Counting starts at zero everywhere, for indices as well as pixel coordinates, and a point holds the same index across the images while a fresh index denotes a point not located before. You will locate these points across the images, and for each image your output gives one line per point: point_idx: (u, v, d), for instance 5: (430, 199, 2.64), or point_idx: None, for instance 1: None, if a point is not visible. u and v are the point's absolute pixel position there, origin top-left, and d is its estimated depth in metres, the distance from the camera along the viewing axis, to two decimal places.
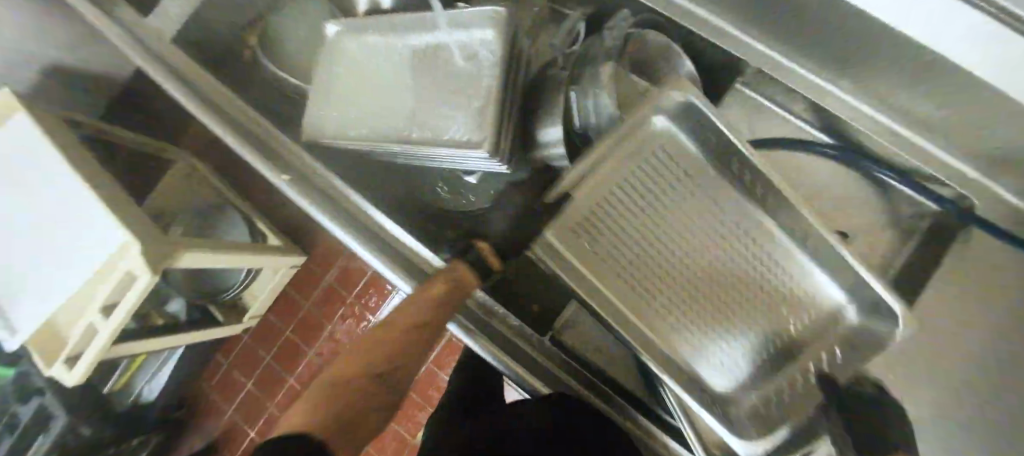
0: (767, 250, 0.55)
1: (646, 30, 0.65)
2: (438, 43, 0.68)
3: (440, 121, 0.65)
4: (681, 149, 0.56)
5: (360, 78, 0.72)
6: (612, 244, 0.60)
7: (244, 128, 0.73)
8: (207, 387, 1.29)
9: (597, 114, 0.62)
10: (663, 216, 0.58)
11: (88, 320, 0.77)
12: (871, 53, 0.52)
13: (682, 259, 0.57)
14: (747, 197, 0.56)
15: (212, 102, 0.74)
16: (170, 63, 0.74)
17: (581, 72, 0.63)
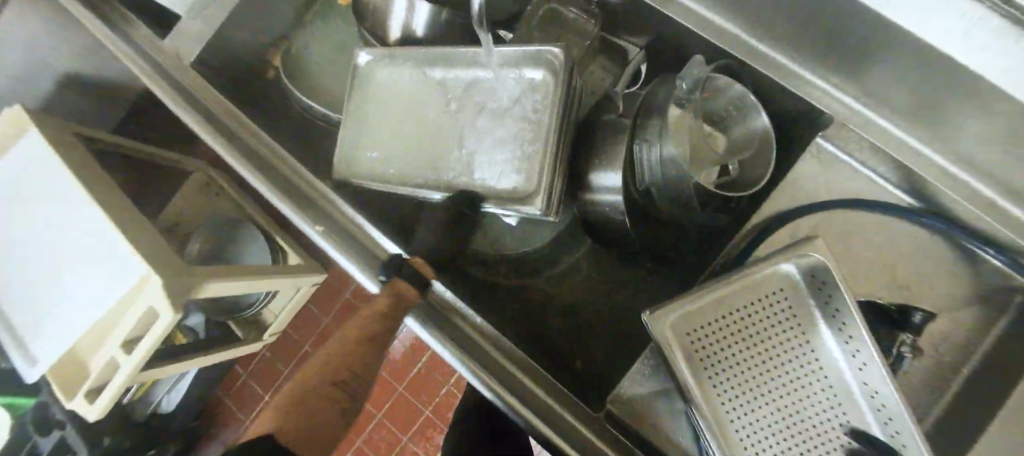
0: (845, 403, 0.53)
1: (722, 74, 0.57)
2: (484, 80, 0.66)
3: (495, 168, 0.63)
4: (797, 282, 0.55)
5: (401, 109, 0.70)
6: (716, 382, 0.55)
7: (262, 156, 0.69)
8: (225, 399, 1.27)
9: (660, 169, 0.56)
10: (774, 379, 0.54)
11: (111, 354, 0.73)
12: (964, 108, 0.46)
13: (777, 429, 0.53)
14: (856, 384, 0.52)
15: (229, 130, 0.69)
16: (186, 87, 0.70)
17: (641, 121, 0.57)
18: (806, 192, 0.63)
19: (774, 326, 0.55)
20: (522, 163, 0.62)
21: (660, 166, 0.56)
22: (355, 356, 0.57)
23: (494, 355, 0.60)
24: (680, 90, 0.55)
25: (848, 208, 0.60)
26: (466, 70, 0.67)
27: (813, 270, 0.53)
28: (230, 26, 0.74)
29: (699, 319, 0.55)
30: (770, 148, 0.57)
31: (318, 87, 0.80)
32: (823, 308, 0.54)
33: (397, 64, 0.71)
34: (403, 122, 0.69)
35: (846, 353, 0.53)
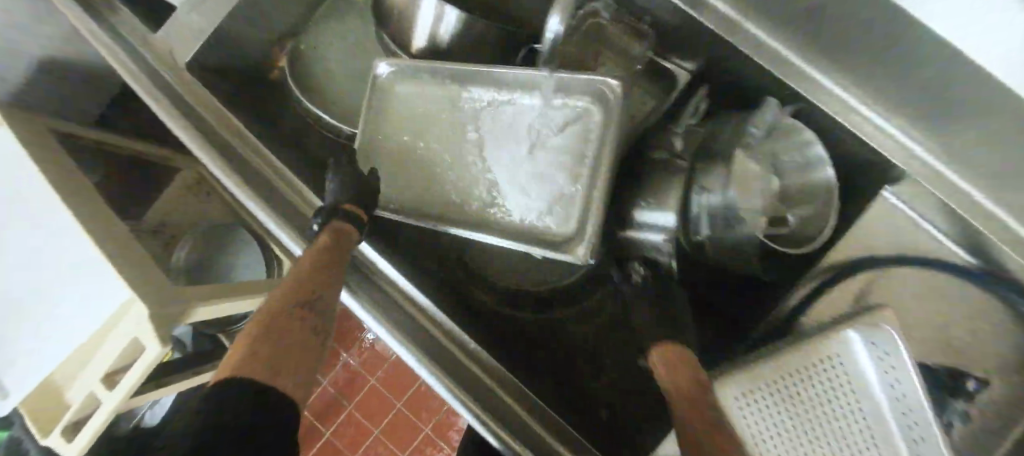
0: None
1: (798, 122, 0.53)
2: (523, 103, 0.60)
3: (532, 207, 0.59)
4: (850, 343, 0.49)
5: (430, 130, 0.65)
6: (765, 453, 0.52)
7: (270, 182, 0.65)
8: None
9: (720, 220, 0.50)
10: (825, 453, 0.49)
11: (90, 390, 0.66)
12: None
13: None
14: (904, 441, 0.48)
15: (235, 153, 0.65)
16: (189, 105, 0.66)
17: (701, 164, 0.51)
18: (861, 243, 0.59)
19: (828, 385, 0.50)
20: (563, 204, 0.58)
21: (719, 209, 0.50)
22: (311, 280, 0.54)
23: (507, 401, 0.58)
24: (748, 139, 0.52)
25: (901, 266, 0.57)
26: (502, 91, 0.61)
27: (874, 338, 0.48)
28: (233, 34, 0.68)
29: (751, 378, 0.52)
30: (833, 202, 0.54)
31: (330, 99, 0.74)
32: (881, 380, 0.48)
33: (429, 77, 0.64)
34: (434, 145, 0.65)
35: (898, 413, 0.48)
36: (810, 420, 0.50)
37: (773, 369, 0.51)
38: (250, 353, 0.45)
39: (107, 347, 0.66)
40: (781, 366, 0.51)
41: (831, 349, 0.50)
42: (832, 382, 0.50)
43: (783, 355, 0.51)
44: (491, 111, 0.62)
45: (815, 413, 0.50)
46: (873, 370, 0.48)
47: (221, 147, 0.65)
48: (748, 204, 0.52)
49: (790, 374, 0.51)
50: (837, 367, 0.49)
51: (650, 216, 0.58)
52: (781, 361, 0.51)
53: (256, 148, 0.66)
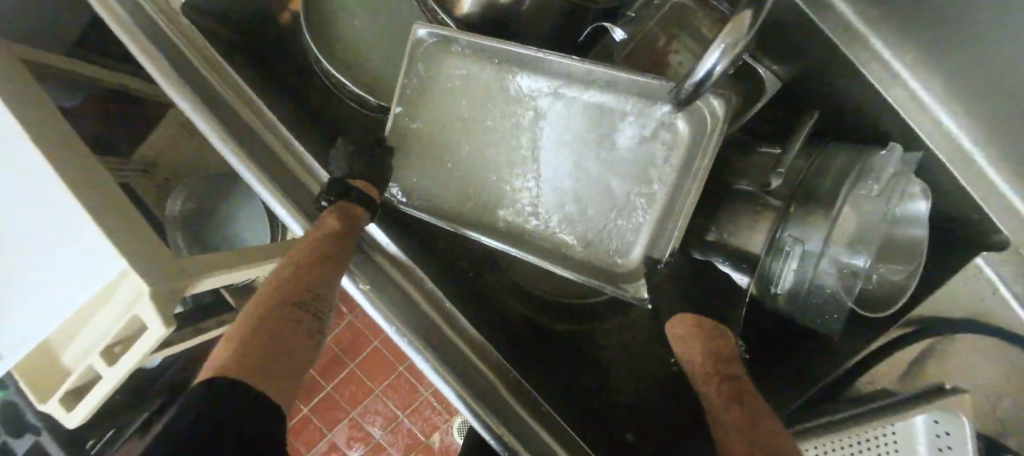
0: None
1: (915, 179, 0.46)
2: (592, 102, 0.51)
3: (585, 227, 0.53)
4: (916, 419, 0.48)
5: (473, 116, 0.55)
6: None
7: (278, 156, 0.56)
8: None
9: (803, 278, 0.46)
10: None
11: (88, 363, 0.62)
12: None
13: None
14: None
15: (237, 118, 0.56)
16: (183, 54, 0.55)
17: (800, 210, 0.45)
18: (932, 300, 0.55)
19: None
20: (624, 229, 0.52)
21: (816, 252, 0.44)
22: (306, 268, 0.48)
23: (533, 425, 0.54)
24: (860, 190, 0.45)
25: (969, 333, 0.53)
26: (567, 84, 0.51)
27: (936, 415, 0.47)
28: None
29: (813, 438, 0.52)
30: (920, 265, 0.47)
31: (350, 57, 0.63)
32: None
33: (478, 51, 0.54)
34: (478, 135, 0.55)
35: None
36: None
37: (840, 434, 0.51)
38: (243, 351, 0.40)
39: (105, 321, 0.60)
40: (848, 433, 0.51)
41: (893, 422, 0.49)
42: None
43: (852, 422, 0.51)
44: (551, 104, 0.52)
45: None
46: (928, 450, 0.47)
47: (222, 111, 0.55)
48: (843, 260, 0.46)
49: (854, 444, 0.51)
50: (897, 441, 0.49)
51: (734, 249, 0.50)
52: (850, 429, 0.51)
53: (263, 114, 0.57)
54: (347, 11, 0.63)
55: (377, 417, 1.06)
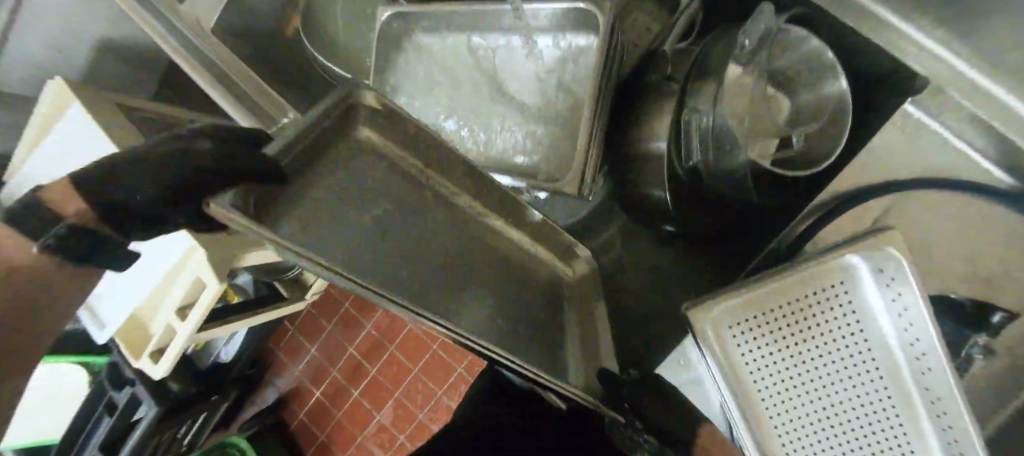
0: (882, 361, 0.52)
1: (795, 29, 0.50)
2: (523, 43, 0.61)
3: (531, 148, 0.60)
4: (871, 257, 0.49)
5: (441, 77, 0.65)
6: (753, 362, 0.56)
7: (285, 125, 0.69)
8: (275, 349, 1.26)
9: (714, 140, 0.50)
10: (819, 371, 0.53)
11: (167, 322, 0.77)
12: None
13: (825, 413, 0.54)
14: (895, 337, 0.51)
15: (256, 105, 0.70)
16: (213, 62, 0.71)
17: (694, 84, 0.51)
18: (877, 164, 0.57)
19: (835, 289, 0.52)
20: (562, 147, 0.58)
21: (713, 128, 0.49)
22: None
23: None
24: (741, 51, 0.50)
25: (932, 188, 0.54)
26: (505, 32, 0.61)
27: (882, 265, 0.49)
28: None
29: (767, 291, 0.53)
30: (847, 115, 0.50)
31: (343, 52, 0.77)
32: (888, 307, 0.51)
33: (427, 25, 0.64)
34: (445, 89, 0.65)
35: (900, 323, 0.50)
36: (811, 319, 0.53)
37: (795, 285, 0.52)
38: None
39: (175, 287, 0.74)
40: (798, 272, 0.51)
41: (843, 268, 0.51)
42: (833, 287, 0.52)
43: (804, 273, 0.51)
44: (496, 51, 0.62)
45: (813, 316, 0.53)
46: (879, 296, 0.51)
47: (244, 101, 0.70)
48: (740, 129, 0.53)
49: (809, 290, 0.52)
50: (842, 276, 0.51)
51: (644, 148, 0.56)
52: (797, 277, 0.52)
53: (274, 101, 0.71)
54: (336, 17, 0.78)
55: (419, 396, 1.14)
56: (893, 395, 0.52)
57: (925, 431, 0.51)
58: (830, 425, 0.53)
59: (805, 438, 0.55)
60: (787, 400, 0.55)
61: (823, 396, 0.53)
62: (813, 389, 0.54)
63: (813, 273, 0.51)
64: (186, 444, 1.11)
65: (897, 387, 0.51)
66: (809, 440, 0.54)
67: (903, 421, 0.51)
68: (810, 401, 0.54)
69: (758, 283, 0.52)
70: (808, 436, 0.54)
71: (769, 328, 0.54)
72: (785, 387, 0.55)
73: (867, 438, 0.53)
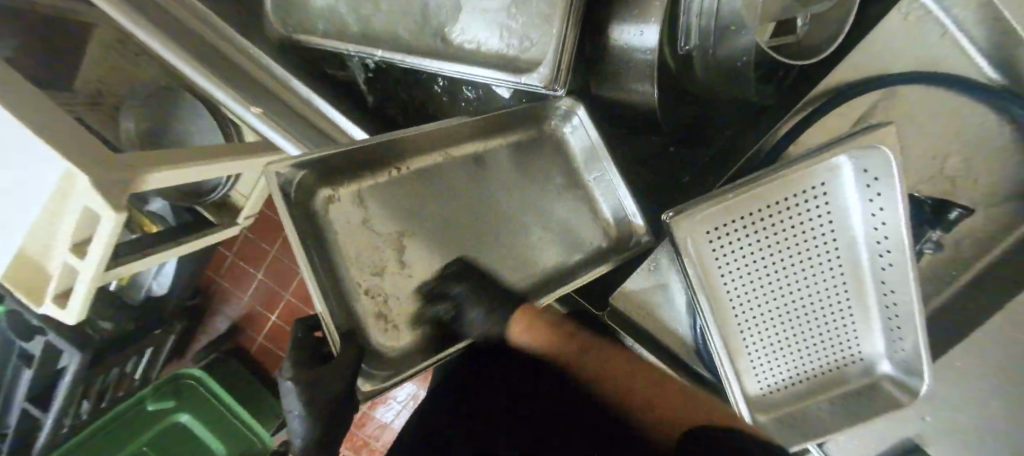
0: (845, 257, 0.53)
1: None
2: None
3: (500, 35, 0.50)
4: (864, 153, 0.46)
5: None
6: (725, 273, 0.54)
7: (195, 39, 0.60)
8: (217, 276, 1.16)
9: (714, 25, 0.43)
10: (791, 271, 0.53)
11: (61, 259, 0.62)
12: None
13: (791, 309, 0.55)
14: (862, 233, 0.52)
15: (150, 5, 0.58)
16: None
17: None
18: (870, 59, 0.57)
19: (816, 191, 0.50)
20: (534, 33, 0.48)
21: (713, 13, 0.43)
22: None
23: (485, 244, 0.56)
24: None
25: (933, 85, 0.55)
26: None
27: (868, 165, 0.48)
28: None
29: (753, 195, 0.49)
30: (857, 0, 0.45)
31: None
32: (863, 208, 0.50)
33: None
34: None
35: (872, 222, 0.50)
36: (791, 222, 0.51)
37: (780, 187, 0.49)
38: None
39: (64, 215, 0.59)
40: (787, 173, 0.48)
41: (829, 167, 0.49)
42: (815, 189, 0.50)
43: (791, 174, 0.48)
44: None
45: (793, 218, 0.51)
46: (856, 196, 0.50)
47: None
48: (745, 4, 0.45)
49: (793, 194, 0.50)
50: (825, 177, 0.50)
51: (623, 37, 0.48)
52: (784, 180, 0.49)
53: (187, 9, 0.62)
54: None
55: None
56: (851, 286, 0.54)
57: (869, 314, 0.56)
58: (794, 319, 0.55)
59: (769, 332, 0.57)
60: (758, 299, 0.55)
61: (792, 293, 0.54)
62: (784, 288, 0.54)
63: (798, 176, 0.49)
64: (138, 377, 1.03)
65: (855, 279, 0.54)
66: (771, 333, 0.56)
67: (853, 308, 0.55)
68: (779, 299, 0.55)
69: (748, 189, 0.48)
70: (771, 330, 0.56)
71: (750, 232, 0.52)
72: (758, 287, 0.55)
73: (821, 326, 0.56)
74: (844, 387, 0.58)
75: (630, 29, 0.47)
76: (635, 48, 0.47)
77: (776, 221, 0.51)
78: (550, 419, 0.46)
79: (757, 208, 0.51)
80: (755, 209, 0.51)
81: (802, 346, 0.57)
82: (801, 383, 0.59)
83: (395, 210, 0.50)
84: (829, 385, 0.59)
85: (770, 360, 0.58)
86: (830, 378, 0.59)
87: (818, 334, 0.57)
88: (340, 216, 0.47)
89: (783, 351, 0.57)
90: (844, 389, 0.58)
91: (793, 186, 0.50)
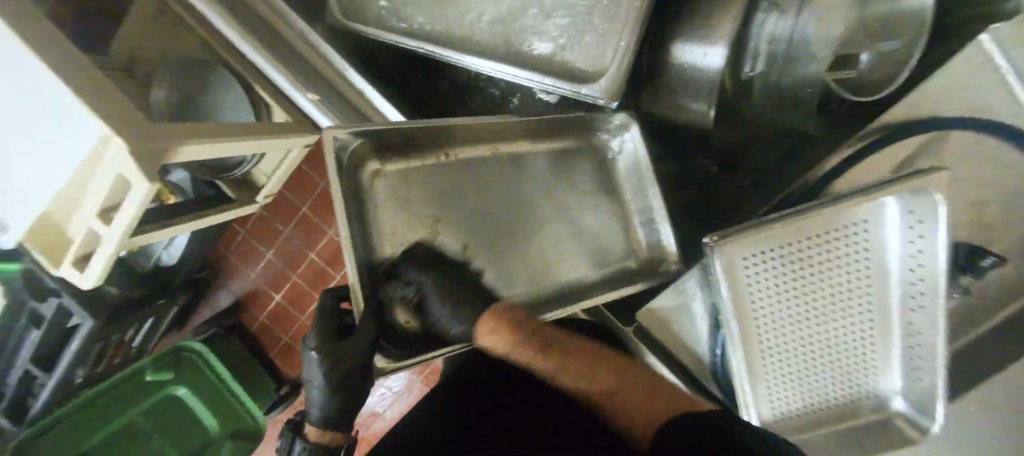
0: (877, 295, 0.54)
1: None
2: None
3: (563, 33, 0.49)
4: (911, 193, 0.49)
5: None
6: (761, 307, 0.53)
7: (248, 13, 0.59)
8: (225, 251, 1.15)
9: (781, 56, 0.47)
10: (828, 302, 0.53)
11: (87, 227, 0.55)
12: None
13: (820, 343, 0.55)
14: (896, 273, 0.53)
15: None
16: None
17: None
18: (921, 98, 0.58)
19: (859, 227, 0.51)
20: (598, 38, 0.48)
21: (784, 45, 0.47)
22: None
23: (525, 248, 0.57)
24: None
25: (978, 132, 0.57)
26: None
27: (912, 206, 0.50)
28: None
29: (801, 224, 0.50)
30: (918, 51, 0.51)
31: None
32: (901, 248, 0.52)
33: None
34: None
35: (908, 262, 0.52)
36: (831, 255, 0.52)
37: (827, 219, 0.50)
38: None
39: (90, 180, 0.51)
40: (837, 205, 0.49)
41: (874, 205, 0.51)
42: (858, 225, 0.51)
43: (840, 208, 0.50)
44: None
45: (834, 252, 0.52)
46: (896, 236, 0.52)
47: None
48: (802, 37, 0.46)
49: (837, 227, 0.51)
50: (869, 214, 0.51)
51: (686, 55, 0.48)
52: (831, 213, 0.50)
53: None
54: None
55: None
56: (878, 324, 0.55)
57: (890, 352, 0.56)
58: (822, 354, 0.55)
59: (798, 367, 0.56)
60: (792, 334, 0.54)
61: (823, 328, 0.54)
62: (817, 322, 0.54)
63: (845, 210, 0.50)
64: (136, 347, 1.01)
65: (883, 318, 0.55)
66: (798, 366, 0.55)
67: (877, 346, 0.56)
68: (810, 334, 0.54)
69: (797, 217, 0.49)
70: (800, 365, 0.55)
71: (791, 263, 0.52)
72: (794, 322, 0.54)
73: (845, 362, 0.56)
74: (859, 424, 0.58)
75: (691, 48, 0.48)
76: (697, 69, 0.48)
77: (818, 254, 0.52)
78: (528, 420, 0.48)
79: (802, 239, 0.51)
80: (801, 239, 0.51)
81: (827, 382, 0.57)
82: (819, 420, 0.58)
83: (434, 197, 0.49)
84: (846, 422, 0.58)
85: (795, 396, 0.57)
86: (848, 416, 0.58)
87: (841, 370, 0.57)
88: (390, 204, 0.46)
89: (807, 386, 0.57)
90: (858, 426, 0.59)
91: (839, 220, 0.51)
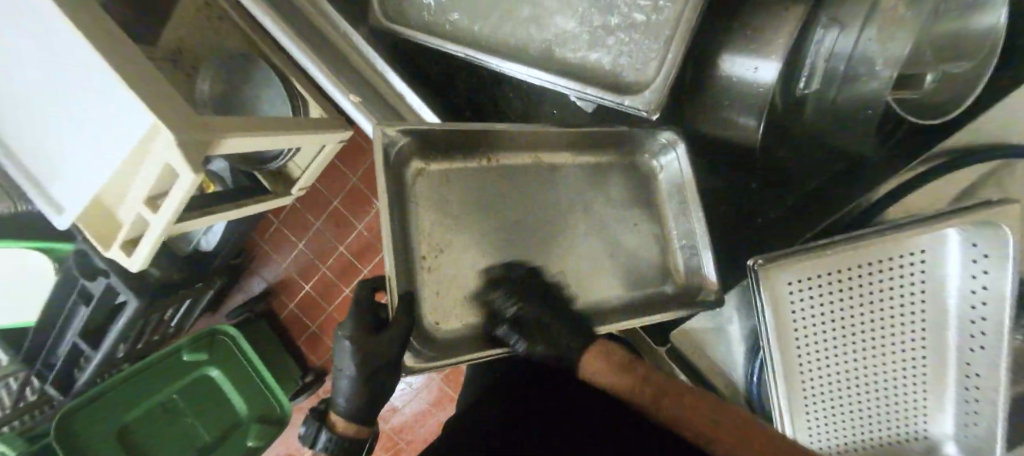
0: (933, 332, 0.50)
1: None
2: None
3: (607, 43, 0.48)
4: (975, 225, 0.46)
5: None
6: (803, 336, 0.50)
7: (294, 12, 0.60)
8: (261, 240, 1.18)
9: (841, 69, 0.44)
10: (879, 336, 0.50)
11: (135, 213, 0.57)
12: None
13: (867, 379, 0.51)
14: (955, 310, 0.50)
15: None
16: None
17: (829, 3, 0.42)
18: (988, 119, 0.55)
19: (917, 258, 0.48)
20: (643, 48, 0.46)
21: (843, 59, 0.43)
22: None
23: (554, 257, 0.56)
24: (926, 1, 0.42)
25: None
26: None
27: (977, 240, 0.47)
28: None
29: (852, 253, 0.47)
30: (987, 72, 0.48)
31: None
32: (962, 283, 0.49)
33: None
34: None
35: (969, 299, 0.49)
36: (884, 288, 0.49)
37: (882, 249, 0.47)
38: None
39: (138, 169, 0.53)
40: (894, 235, 0.46)
41: (935, 236, 0.48)
42: (916, 256, 0.48)
43: (896, 238, 0.47)
44: None
45: (887, 285, 0.49)
46: (956, 271, 0.49)
47: None
48: (864, 53, 0.43)
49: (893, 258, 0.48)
50: (929, 246, 0.48)
51: (737, 69, 0.46)
52: (887, 243, 0.47)
53: None
54: None
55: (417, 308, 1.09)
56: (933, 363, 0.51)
57: (945, 395, 0.52)
58: (869, 391, 0.52)
59: (841, 403, 0.52)
60: (836, 368, 0.51)
61: (871, 364, 0.51)
62: (865, 357, 0.51)
63: (903, 240, 0.47)
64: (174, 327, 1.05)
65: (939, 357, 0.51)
66: (843, 402, 0.52)
67: (931, 386, 0.52)
68: (857, 369, 0.51)
69: (849, 245, 0.47)
70: (845, 401, 0.52)
71: (840, 293, 0.49)
72: (839, 355, 0.51)
73: (895, 402, 0.53)
74: None
75: (745, 63, 0.46)
76: (750, 83, 0.46)
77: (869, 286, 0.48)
78: (557, 415, 0.46)
79: (853, 269, 0.48)
80: (851, 269, 0.48)
81: (874, 422, 0.53)
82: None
83: (467, 203, 0.49)
84: None
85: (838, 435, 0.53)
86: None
87: (890, 410, 0.53)
88: (424, 208, 0.47)
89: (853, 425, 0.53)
90: None
91: (895, 251, 0.48)
